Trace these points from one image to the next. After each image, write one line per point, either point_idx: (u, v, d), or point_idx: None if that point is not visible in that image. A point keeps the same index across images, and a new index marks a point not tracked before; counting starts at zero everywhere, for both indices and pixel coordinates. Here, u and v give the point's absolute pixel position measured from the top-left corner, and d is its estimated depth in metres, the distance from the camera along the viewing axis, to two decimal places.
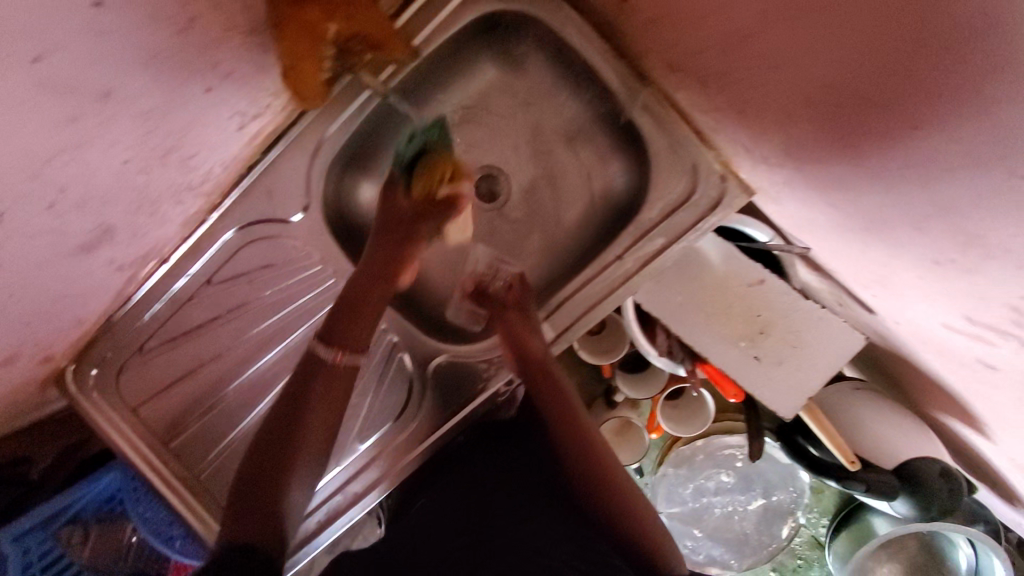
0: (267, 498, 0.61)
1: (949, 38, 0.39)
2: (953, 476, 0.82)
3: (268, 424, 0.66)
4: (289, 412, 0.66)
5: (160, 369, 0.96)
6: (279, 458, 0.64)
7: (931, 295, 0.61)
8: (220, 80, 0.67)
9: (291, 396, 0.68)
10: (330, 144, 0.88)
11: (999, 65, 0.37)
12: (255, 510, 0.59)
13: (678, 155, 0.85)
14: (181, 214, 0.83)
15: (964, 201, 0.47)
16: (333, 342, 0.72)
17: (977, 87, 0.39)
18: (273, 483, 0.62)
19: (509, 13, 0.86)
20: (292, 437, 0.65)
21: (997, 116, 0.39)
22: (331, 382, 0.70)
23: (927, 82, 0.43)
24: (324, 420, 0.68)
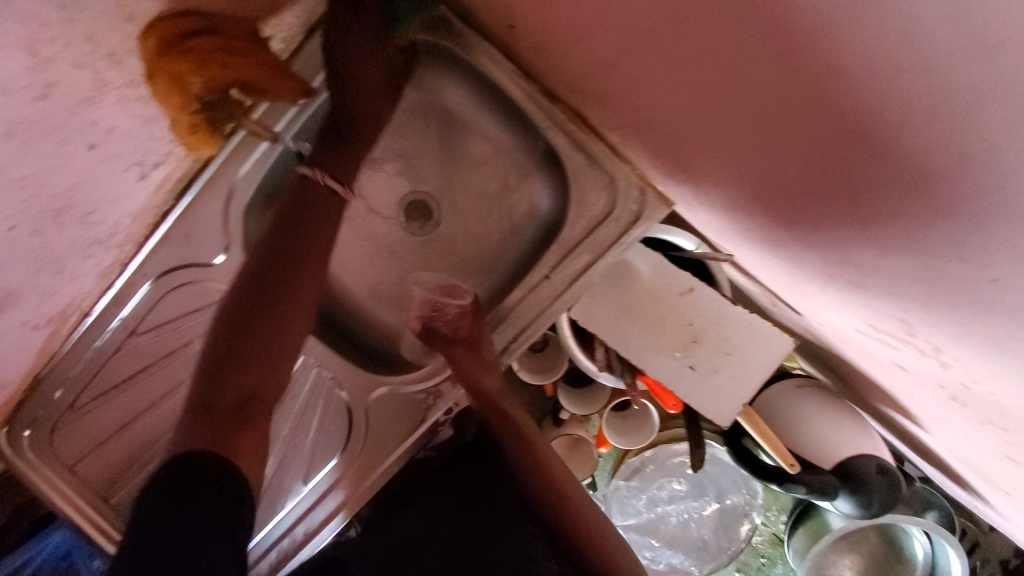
0: (240, 365, 0.68)
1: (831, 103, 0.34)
2: (889, 472, 0.83)
3: (245, 288, 0.72)
4: (261, 285, 0.71)
5: (93, 426, 0.92)
6: (252, 317, 0.70)
7: (837, 303, 0.61)
8: (104, 135, 0.65)
9: (264, 264, 0.73)
10: (243, 189, 0.84)
11: (885, 140, 0.32)
12: (228, 370, 0.68)
13: (594, 171, 0.84)
14: (93, 267, 0.81)
15: (841, 235, 0.45)
16: (301, 218, 0.75)
17: (871, 157, 0.35)
18: (245, 344, 0.69)
19: (421, 39, 0.85)
20: (267, 291, 0.71)
21: (885, 186, 0.35)
22: (302, 257, 0.74)
23: (816, 142, 0.38)
24: (297, 290, 0.73)
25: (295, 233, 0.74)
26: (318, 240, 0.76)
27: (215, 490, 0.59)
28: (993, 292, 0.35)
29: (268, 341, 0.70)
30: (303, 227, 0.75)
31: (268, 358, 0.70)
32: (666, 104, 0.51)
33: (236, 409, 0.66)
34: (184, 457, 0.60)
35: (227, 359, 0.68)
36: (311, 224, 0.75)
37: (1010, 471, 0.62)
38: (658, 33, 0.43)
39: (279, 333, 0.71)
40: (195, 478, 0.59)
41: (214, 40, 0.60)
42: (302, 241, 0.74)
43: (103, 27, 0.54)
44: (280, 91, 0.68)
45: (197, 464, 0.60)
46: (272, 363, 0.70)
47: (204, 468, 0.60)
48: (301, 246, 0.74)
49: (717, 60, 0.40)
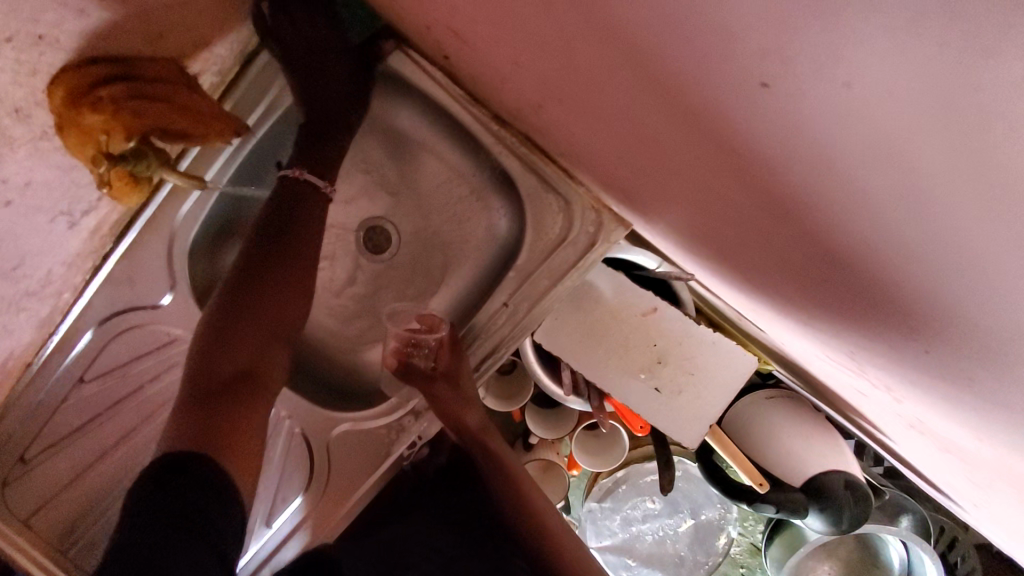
0: (231, 349, 0.65)
1: (717, 181, 0.30)
2: (858, 488, 0.82)
3: (236, 274, 0.69)
4: (253, 270, 0.68)
5: (46, 477, 0.81)
6: (243, 303, 0.67)
7: (792, 330, 0.58)
8: (20, 190, 0.62)
9: (256, 249, 0.69)
10: (184, 232, 0.82)
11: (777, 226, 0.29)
12: (219, 355, 0.64)
13: (548, 197, 0.81)
14: (28, 320, 0.77)
15: (772, 280, 0.42)
16: (293, 207, 0.72)
17: (767, 234, 0.31)
18: (238, 329, 0.66)
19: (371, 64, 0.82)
20: (260, 276, 0.68)
21: (789, 262, 0.32)
22: (295, 243, 0.71)
23: (720, 206, 0.34)
24: (291, 276, 0.70)
25: (285, 219, 0.71)
26: (309, 228, 0.73)
27: (203, 487, 0.54)
28: (928, 359, 0.31)
29: (260, 327, 0.68)
30: (295, 213, 0.72)
31: (260, 343, 0.67)
32: (592, 143, 0.47)
33: (226, 394, 0.63)
34: (171, 457, 0.56)
35: (218, 343, 0.65)
36: (302, 210, 0.73)
37: (971, 490, 0.60)
38: (559, 86, 0.38)
39: (271, 320, 0.68)
40: (191, 476, 0.54)
41: (128, 87, 0.57)
42: (294, 227, 0.71)
43: (4, 84, 0.51)
44: (201, 135, 0.67)
45: (192, 464, 0.56)
46: (265, 349, 0.68)
47: (199, 466, 0.56)
48: (294, 231, 0.71)
49: (619, 123, 0.35)
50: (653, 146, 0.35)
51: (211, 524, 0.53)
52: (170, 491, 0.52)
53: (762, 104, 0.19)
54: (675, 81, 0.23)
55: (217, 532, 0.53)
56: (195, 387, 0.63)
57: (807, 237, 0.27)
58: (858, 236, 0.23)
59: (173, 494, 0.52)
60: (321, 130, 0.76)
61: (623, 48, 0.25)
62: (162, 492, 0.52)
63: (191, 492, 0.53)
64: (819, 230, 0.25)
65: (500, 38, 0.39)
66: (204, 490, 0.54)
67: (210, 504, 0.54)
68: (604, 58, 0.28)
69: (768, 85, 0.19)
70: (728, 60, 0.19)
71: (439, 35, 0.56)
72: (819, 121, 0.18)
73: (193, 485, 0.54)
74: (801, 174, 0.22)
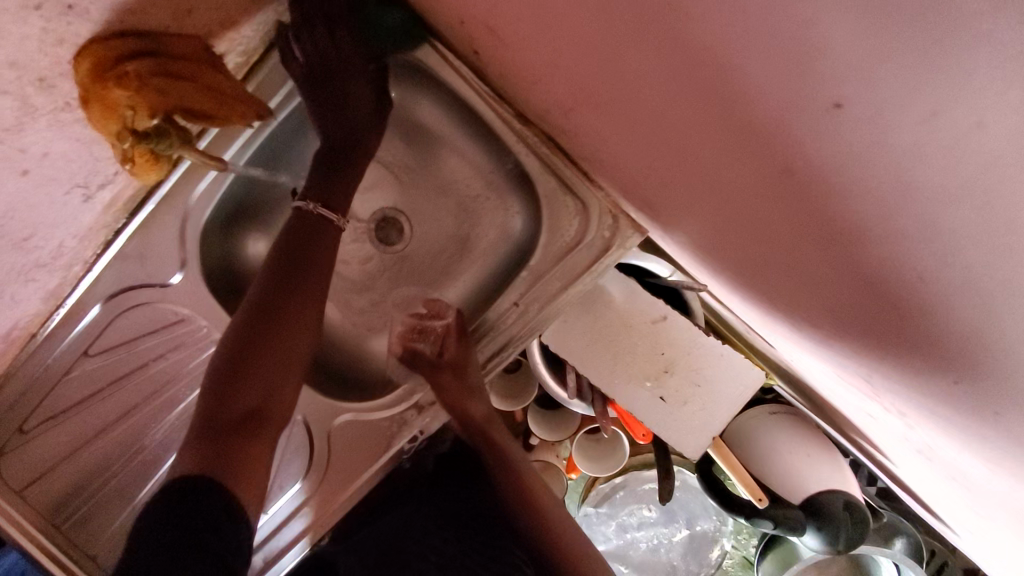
0: (246, 385, 0.63)
1: (755, 203, 0.30)
2: (856, 509, 0.81)
3: (249, 309, 0.67)
4: (267, 305, 0.67)
5: (43, 449, 0.81)
6: (258, 338, 0.65)
7: (808, 352, 0.58)
8: (38, 160, 0.61)
9: (271, 282, 0.69)
10: (197, 212, 0.81)
11: (817, 250, 0.28)
12: (231, 393, 0.62)
13: (567, 197, 0.81)
14: (36, 291, 0.77)
15: (792, 304, 0.42)
16: (308, 241, 0.73)
17: (803, 258, 0.31)
18: (252, 364, 0.64)
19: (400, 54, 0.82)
20: (273, 313, 0.67)
21: (826, 285, 0.31)
22: (310, 277, 0.71)
23: (755, 227, 0.34)
24: (304, 310, 0.69)
25: (301, 254, 0.71)
26: (324, 262, 0.73)
27: (210, 504, 0.54)
28: (955, 393, 0.30)
29: (275, 363, 0.66)
30: (310, 247, 0.72)
31: (271, 383, 0.65)
32: (625, 150, 0.46)
33: (240, 434, 0.61)
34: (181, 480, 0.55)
35: (231, 379, 0.63)
36: (318, 243, 0.73)
37: (974, 523, 0.59)
38: (601, 89, 0.38)
39: (286, 355, 0.67)
40: (195, 497, 0.54)
41: (154, 64, 0.57)
42: (310, 262, 0.71)
43: (28, 53, 0.50)
44: (222, 117, 0.67)
45: (196, 484, 0.55)
46: (280, 385, 0.66)
47: (202, 487, 0.55)
48: (309, 266, 0.71)
49: (661, 134, 0.34)
50: (689, 165, 0.35)
51: (218, 538, 0.52)
52: (174, 515, 0.52)
53: (831, 125, 0.19)
54: (734, 95, 0.23)
55: (225, 548, 0.52)
56: (207, 426, 0.60)
57: (847, 264, 0.27)
58: (901, 263, 0.23)
59: (178, 517, 0.52)
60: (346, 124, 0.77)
61: (681, 58, 0.24)
62: (168, 515, 0.52)
63: (196, 513, 0.52)
64: (861, 257, 0.25)
65: (542, 40, 0.39)
66: (210, 508, 0.53)
67: (217, 520, 0.53)
68: (658, 68, 0.27)
69: (841, 105, 0.18)
70: (802, 77, 0.19)
71: (473, 31, 0.56)
72: (892, 148, 0.18)
73: (199, 505, 0.53)
74: (858, 200, 0.21)
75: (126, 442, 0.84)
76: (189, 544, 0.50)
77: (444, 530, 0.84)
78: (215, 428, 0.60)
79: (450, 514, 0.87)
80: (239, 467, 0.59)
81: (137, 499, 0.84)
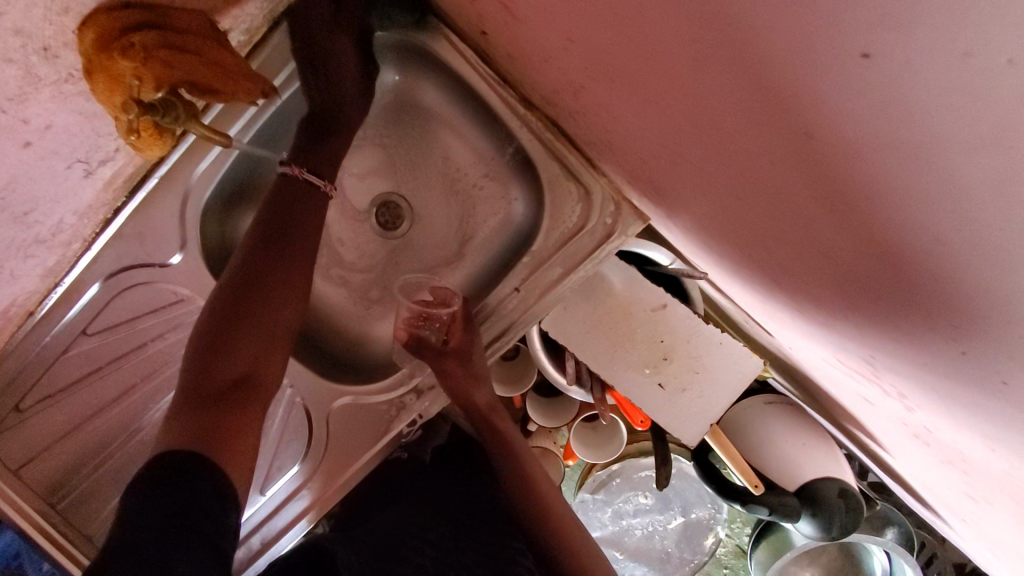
0: (230, 355, 0.62)
1: (771, 176, 0.31)
2: (852, 496, 0.82)
3: (232, 281, 0.66)
4: (249, 277, 0.66)
5: (41, 428, 0.80)
6: (241, 310, 0.65)
7: (809, 337, 0.58)
8: (39, 133, 0.61)
9: (255, 254, 0.68)
10: (198, 192, 0.80)
11: (833, 221, 0.28)
12: (215, 361, 0.61)
13: (570, 183, 0.81)
14: (35, 268, 0.76)
15: (796, 286, 0.43)
16: (291, 209, 0.71)
17: (812, 227, 0.31)
18: (236, 335, 0.64)
19: (408, 35, 0.82)
20: (257, 282, 0.66)
21: (840, 260, 0.32)
22: (294, 248, 0.70)
23: (768, 203, 0.34)
24: (288, 278, 0.68)
25: (285, 223, 0.70)
26: (307, 233, 0.71)
27: (200, 481, 0.52)
28: (963, 363, 0.31)
29: (259, 335, 0.65)
30: (294, 217, 0.71)
31: (257, 352, 0.64)
32: (637, 130, 0.46)
33: (224, 403, 0.60)
34: (168, 453, 0.53)
35: (214, 350, 0.62)
36: (302, 213, 0.71)
37: (967, 506, 0.60)
38: (618, 64, 0.38)
39: (270, 328, 0.66)
40: (187, 478, 0.51)
41: (158, 36, 0.56)
42: (293, 232, 0.70)
43: (33, 21, 0.50)
44: (228, 93, 0.66)
45: (189, 465, 0.52)
46: (264, 357, 0.65)
47: (192, 464, 0.53)
48: (292, 237, 0.70)
49: (678, 107, 0.34)
50: (701, 142, 0.35)
51: (211, 521, 0.50)
52: (165, 496, 0.49)
53: (859, 77, 0.19)
54: (761, 53, 0.22)
55: (216, 531, 0.50)
56: (190, 398, 0.59)
57: (860, 231, 0.27)
58: (919, 227, 0.23)
59: (169, 499, 0.49)
60: (338, 103, 0.76)
61: (707, 17, 0.24)
62: (159, 496, 0.49)
63: (185, 495, 0.50)
64: (875, 222, 0.25)
65: (562, 12, 0.40)
66: (202, 491, 0.51)
67: (210, 504, 0.51)
68: (682, 33, 0.27)
69: (870, 56, 0.18)
70: (831, 29, 0.19)
71: (485, 6, 0.57)
72: (920, 97, 0.18)
73: (191, 487, 0.51)
74: (878, 160, 0.21)
75: (124, 422, 0.83)
76: (181, 526, 0.48)
77: (441, 525, 0.81)
78: (201, 397, 0.59)
79: (450, 508, 0.85)
80: (232, 439, 0.58)
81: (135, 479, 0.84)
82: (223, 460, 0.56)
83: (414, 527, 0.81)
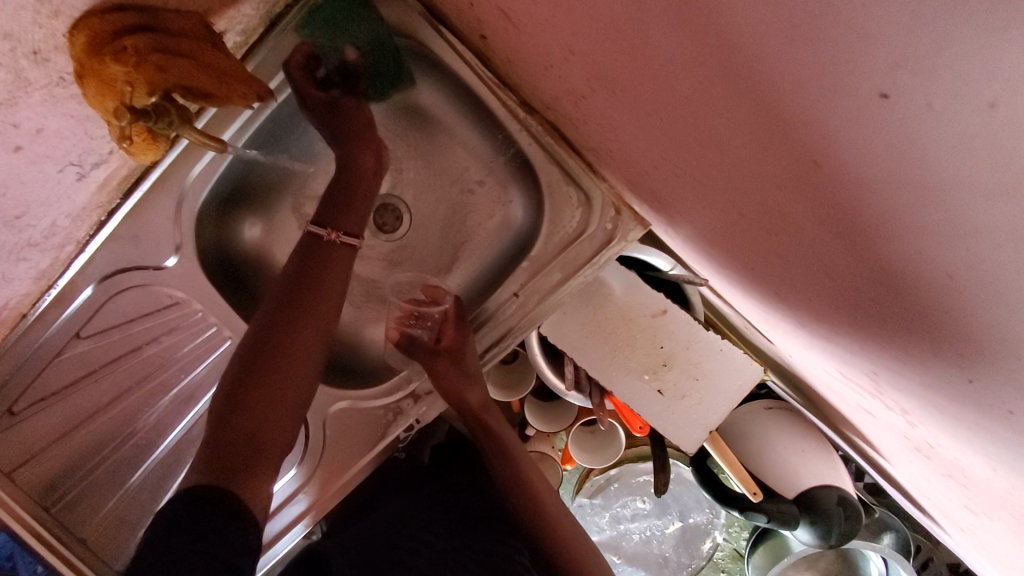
0: (248, 406, 0.61)
1: (776, 199, 0.30)
2: (850, 504, 0.82)
3: (253, 337, 0.65)
4: (268, 330, 0.65)
5: (32, 432, 0.79)
6: (264, 359, 0.63)
7: (811, 350, 0.58)
8: (31, 137, 0.61)
9: (278, 305, 0.67)
10: (194, 194, 0.79)
11: (842, 247, 0.28)
12: (235, 414, 0.60)
13: (570, 188, 0.80)
14: (28, 271, 0.75)
15: (801, 304, 0.42)
16: (315, 263, 0.70)
17: (819, 250, 0.31)
18: (255, 385, 0.62)
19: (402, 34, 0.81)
20: (279, 332, 0.65)
21: (848, 283, 0.31)
22: (317, 297, 0.68)
23: (774, 225, 0.33)
24: (312, 327, 0.67)
25: (310, 275, 0.69)
26: (327, 282, 0.70)
27: (216, 503, 0.52)
28: (970, 391, 0.30)
29: (276, 389, 0.63)
30: (318, 269, 0.70)
31: (276, 403, 0.62)
32: (639, 140, 0.46)
33: (242, 458, 0.58)
34: (189, 487, 0.54)
35: (234, 402, 0.61)
36: (326, 267, 0.70)
37: (967, 519, 0.60)
38: (622, 79, 0.37)
39: (287, 382, 0.64)
40: (202, 505, 0.52)
41: (151, 39, 0.55)
42: (315, 284, 0.69)
43: (23, 25, 0.50)
44: (222, 96, 0.67)
45: (203, 493, 0.53)
46: (279, 411, 0.63)
47: (208, 493, 0.53)
48: (318, 287, 0.69)
49: (681, 124, 0.33)
50: (705, 160, 0.35)
51: (225, 541, 0.50)
52: (181, 525, 0.49)
53: (879, 116, 0.18)
54: (770, 81, 0.22)
55: (232, 550, 0.50)
56: (208, 449, 0.58)
57: (866, 258, 0.26)
58: (926, 260, 0.22)
59: (184, 527, 0.49)
60: None
61: (715, 41, 0.23)
62: (175, 527, 0.49)
63: (198, 519, 0.50)
64: (879, 249, 0.25)
65: (562, 22, 0.39)
66: (218, 515, 0.51)
67: (225, 527, 0.51)
68: (686, 53, 0.26)
69: (888, 95, 0.17)
70: (845, 66, 0.18)
71: (483, 11, 0.56)
72: (942, 140, 0.17)
73: (202, 511, 0.51)
74: (890, 195, 0.21)
75: (118, 426, 0.82)
76: (198, 550, 0.48)
77: (440, 525, 0.79)
78: (217, 446, 0.58)
79: (443, 510, 0.82)
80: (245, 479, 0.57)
81: (129, 482, 0.82)
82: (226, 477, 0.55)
83: (410, 525, 0.80)
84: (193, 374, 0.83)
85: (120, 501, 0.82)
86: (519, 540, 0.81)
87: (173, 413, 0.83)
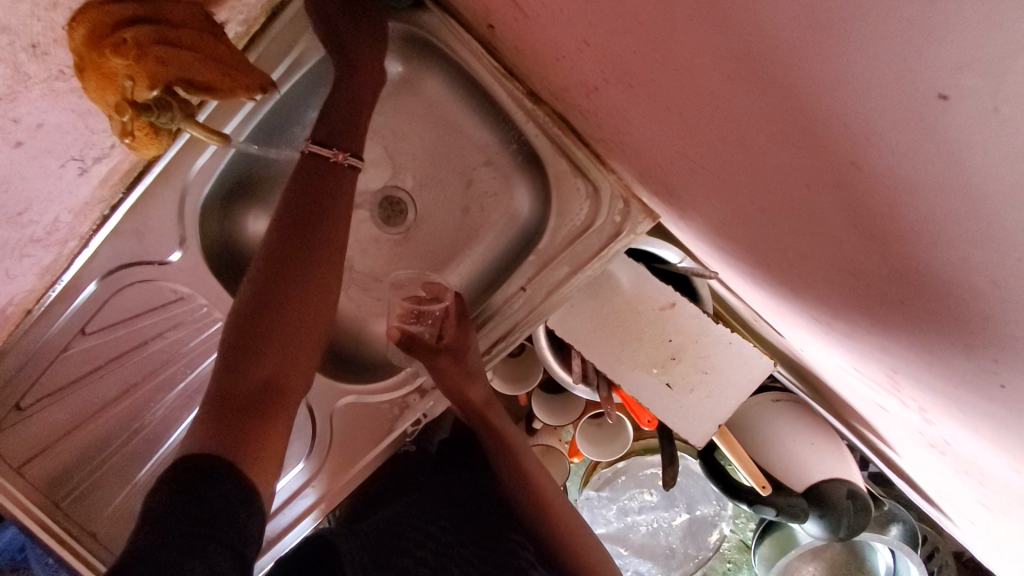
0: (256, 356, 0.57)
1: (807, 202, 0.29)
2: (860, 497, 0.81)
3: (261, 276, 0.60)
4: (278, 270, 0.60)
5: (41, 428, 0.78)
6: (269, 303, 0.59)
7: (827, 346, 0.57)
8: (31, 133, 0.60)
9: (279, 243, 0.62)
10: (197, 189, 0.78)
11: (883, 256, 0.26)
12: (242, 362, 0.56)
13: (577, 180, 0.79)
14: (32, 267, 0.74)
15: (822, 303, 0.42)
16: (314, 192, 0.65)
17: (846, 248, 0.30)
18: (260, 333, 0.58)
19: (413, 27, 0.81)
20: (288, 276, 0.60)
21: (886, 289, 0.30)
22: (319, 238, 0.63)
23: (808, 230, 0.32)
24: (321, 272, 0.62)
25: (309, 208, 0.64)
26: (340, 230, 0.65)
27: (229, 483, 0.48)
28: (1006, 397, 0.29)
29: (291, 334, 0.59)
30: (321, 203, 0.65)
31: (283, 355, 0.58)
32: (653, 133, 0.45)
33: (254, 412, 0.55)
34: (188, 455, 0.49)
35: (242, 352, 0.57)
36: (330, 202, 0.65)
37: (983, 516, 0.58)
38: (641, 73, 0.36)
39: (301, 326, 0.60)
40: (209, 481, 0.47)
41: (153, 31, 0.54)
42: (317, 221, 0.63)
43: (22, 18, 0.50)
44: (227, 90, 0.63)
45: (208, 466, 0.48)
46: (291, 356, 0.59)
47: (218, 468, 0.49)
48: (315, 226, 0.63)
49: (704, 122, 0.32)
50: (730, 159, 0.34)
51: (235, 528, 0.46)
52: (188, 502, 0.45)
53: (935, 119, 0.17)
54: (808, 84, 0.21)
55: (240, 534, 0.46)
56: (216, 403, 0.54)
57: (897, 261, 0.26)
58: (970, 266, 0.21)
59: (187, 507, 0.45)
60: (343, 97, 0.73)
61: (752, 45, 0.22)
62: (182, 502, 0.45)
63: (209, 502, 0.46)
64: (919, 255, 0.24)
65: (579, 12, 0.38)
66: (225, 492, 0.47)
67: (237, 510, 0.47)
68: (717, 51, 0.25)
69: (948, 97, 0.17)
70: (901, 69, 0.17)
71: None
72: (991, 144, 0.17)
73: (211, 491, 0.47)
74: (935, 199, 0.20)
75: (124, 421, 0.81)
76: (203, 535, 0.44)
77: (445, 519, 0.78)
78: (224, 399, 0.54)
79: (447, 503, 0.81)
80: (254, 433, 0.53)
81: (138, 477, 0.82)
82: (239, 437, 0.52)
83: (415, 511, 0.79)
84: (198, 369, 0.83)
85: (128, 497, 0.82)
86: (522, 533, 0.80)
87: (180, 407, 0.83)
